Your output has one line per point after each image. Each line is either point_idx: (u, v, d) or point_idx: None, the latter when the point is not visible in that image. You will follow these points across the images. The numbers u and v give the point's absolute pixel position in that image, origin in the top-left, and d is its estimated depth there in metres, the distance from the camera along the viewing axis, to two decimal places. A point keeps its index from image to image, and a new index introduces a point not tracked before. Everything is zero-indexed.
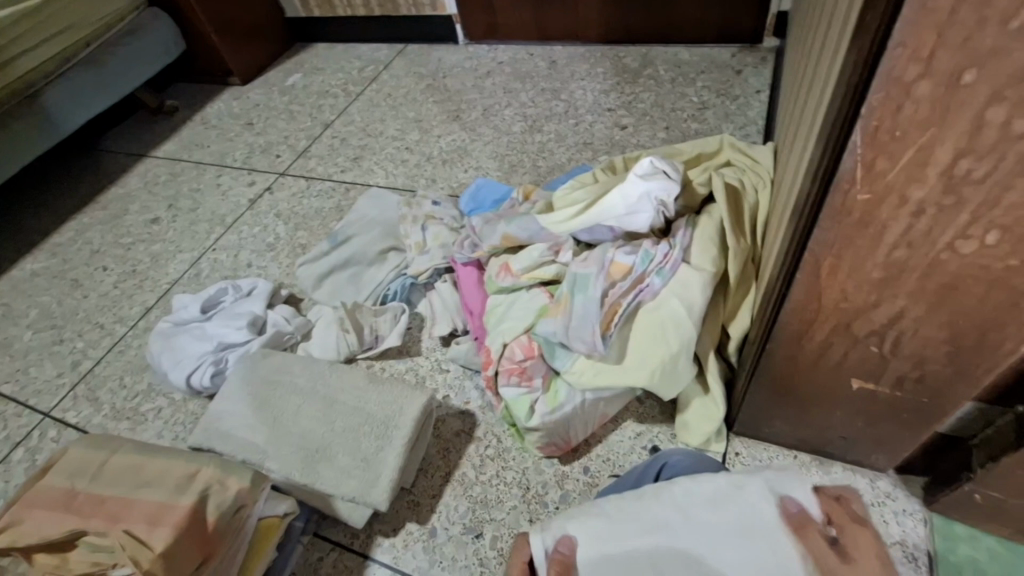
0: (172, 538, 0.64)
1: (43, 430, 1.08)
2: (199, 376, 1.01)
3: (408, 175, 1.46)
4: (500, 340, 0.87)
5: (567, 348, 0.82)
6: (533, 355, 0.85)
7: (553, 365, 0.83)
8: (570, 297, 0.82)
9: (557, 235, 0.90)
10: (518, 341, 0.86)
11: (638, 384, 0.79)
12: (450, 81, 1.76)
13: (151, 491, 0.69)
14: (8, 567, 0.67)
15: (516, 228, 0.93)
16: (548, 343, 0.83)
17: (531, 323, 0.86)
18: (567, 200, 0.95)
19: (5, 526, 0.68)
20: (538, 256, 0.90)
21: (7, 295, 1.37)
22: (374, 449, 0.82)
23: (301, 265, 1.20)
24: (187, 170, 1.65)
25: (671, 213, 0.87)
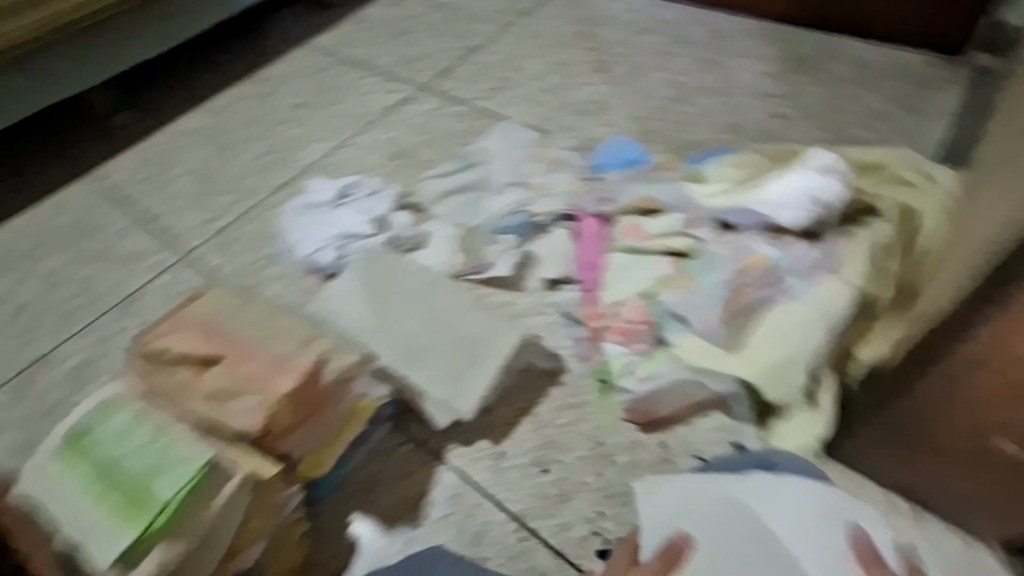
0: (294, 386, 0.72)
1: (179, 267, 1.21)
2: (322, 256, 1.09)
3: (543, 116, 1.44)
4: (614, 297, 0.89)
5: (681, 322, 0.82)
6: (642, 321, 0.85)
7: (662, 335, 0.83)
8: (697, 276, 0.84)
9: (699, 210, 0.91)
10: (633, 304, 0.87)
11: (741, 377, 0.79)
12: (604, 31, 1.71)
13: (274, 344, 0.76)
14: (151, 370, 0.76)
15: (656, 193, 0.95)
16: (661, 314, 0.84)
17: (651, 288, 0.86)
18: (720, 175, 0.94)
19: (157, 338, 0.77)
20: (673, 227, 0.91)
21: (166, 142, 1.52)
22: (467, 365, 0.87)
23: (426, 178, 1.23)
24: (336, 65, 1.72)
25: (823, 215, 0.84)
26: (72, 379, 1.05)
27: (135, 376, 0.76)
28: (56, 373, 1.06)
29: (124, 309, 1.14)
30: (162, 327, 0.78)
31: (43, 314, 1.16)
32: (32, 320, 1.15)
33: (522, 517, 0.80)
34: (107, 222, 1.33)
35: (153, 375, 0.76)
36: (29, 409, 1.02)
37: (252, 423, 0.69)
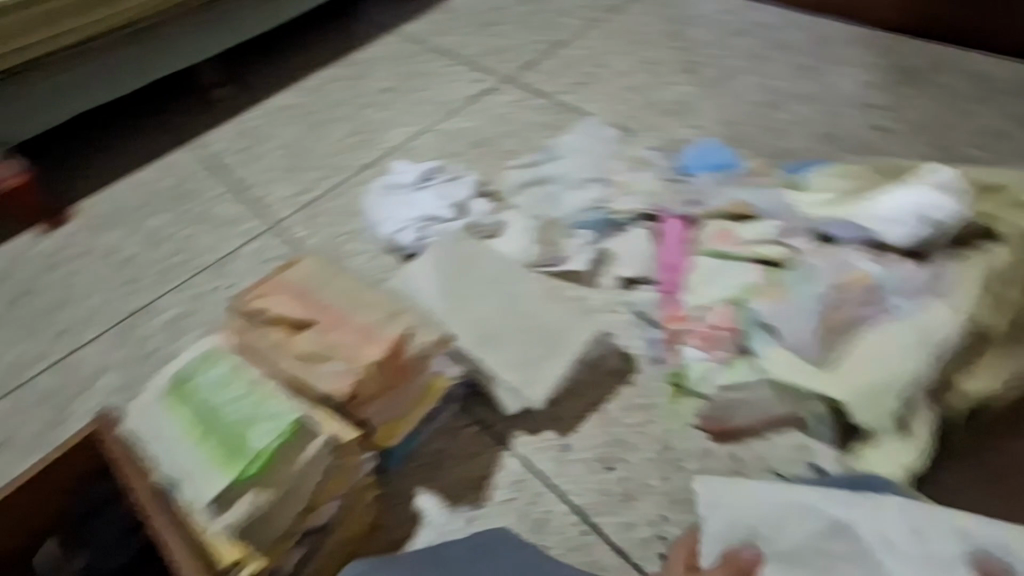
0: (382, 355, 0.75)
1: (270, 235, 1.28)
2: (403, 235, 1.12)
3: (627, 115, 1.42)
4: (697, 300, 0.87)
5: (771, 332, 0.80)
6: (727, 328, 0.82)
7: (747, 344, 0.81)
8: (791, 287, 0.81)
9: (798, 220, 0.89)
10: (718, 310, 0.84)
11: (830, 395, 0.75)
12: (695, 32, 1.66)
13: (364, 313, 0.79)
14: (250, 327, 0.81)
15: (752, 198, 0.93)
16: (749, 322, 0.81)
17: (738, 295, 0.84)
18: (822, 183, 0.92)
19: (257, 297, 0.82)
20: (767, 234, 0.89)
21: (264, 117, 1.61)
22: (540, 354, 0.88)
23: (508, 168, 1.24)
24: (425, 52, 1.76)
25: (938, 233, 0.80)
26: (169, 329, 1.13)
27: (234, 332, 0.81)
28: (155, 322, 1.14)
29: (218, 270, 1.22)
30: (259, 288, 0.83)
31: (146, 267, 1.25)
32: (137, 272, 1.25)
33: (585, 511, 0.80)
34: (207, 188, 1.42)
35: (249, 332, 0.81)
36: (130, 352, 1.10)
37: (340, 386, 0.73)
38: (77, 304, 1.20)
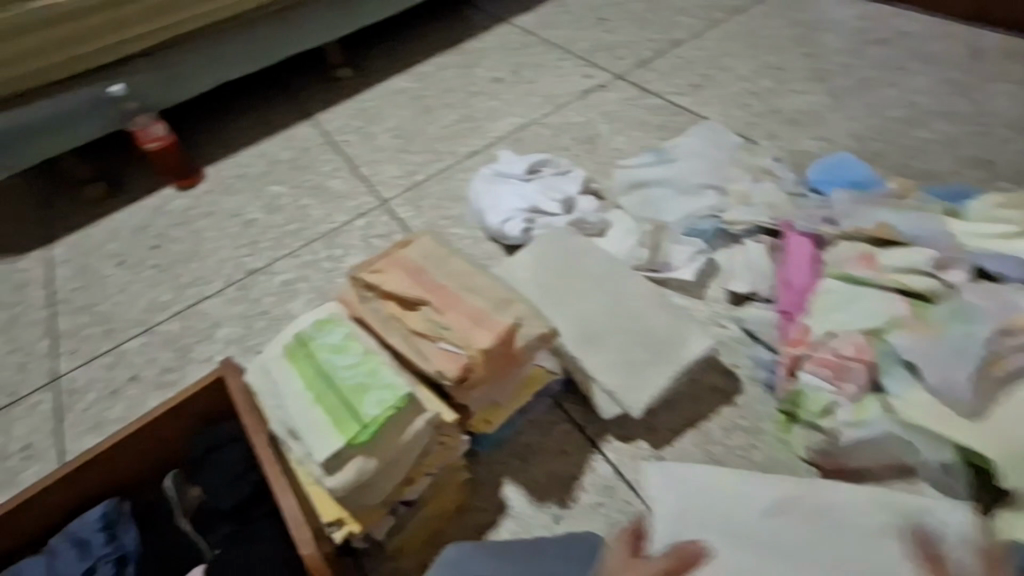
0: (492, 343, 0.74)
1: (377, 213, 1.33)
2: (508, 226, 1.12)
3: (748, 121, 1.35)
4: (824, 326, 0.81)
5: (912, 371, 0.74)
6: (862, 360, 0.76)
7: (882, 381, 0.75)
8: (940, 325, 0.75)
9: (954, 252, 0.82)
10: (851, 340, 0.78)
11: (975, 450, 0.69)
12: (829, 37, 1.55)
13: (476, 297, 0.79)
14: (367, 299, 0.84)
15: (902, 223, 0.87)
16: (888, 358, 0.76)
17: (876, 326, 0.78)
18: (985, 213, 0.87)
19: (377, 271, 0.85)
20: (916, 264, 0.82)
21: (379, 99, 1.67)
22: (645, 361, 0.84)
23: (619, 167, 1.21)
24: (537, 45, 1.76)
25: None
26: (281, 292, 1.20)
27: (351, 301, 0.85)
28: (269, 284, 1.22)
29: (328, 241, 1.28)
30: (376, 263, 0.86)
31: (264, 232, 1.34)
32: (256, 235, 1.34)
33: None
34: (322, 162, 1.50)
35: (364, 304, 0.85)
36: (245, 309, 1.18)
37: (450, 367, 0.74)
38: (203, 259, 1.31)
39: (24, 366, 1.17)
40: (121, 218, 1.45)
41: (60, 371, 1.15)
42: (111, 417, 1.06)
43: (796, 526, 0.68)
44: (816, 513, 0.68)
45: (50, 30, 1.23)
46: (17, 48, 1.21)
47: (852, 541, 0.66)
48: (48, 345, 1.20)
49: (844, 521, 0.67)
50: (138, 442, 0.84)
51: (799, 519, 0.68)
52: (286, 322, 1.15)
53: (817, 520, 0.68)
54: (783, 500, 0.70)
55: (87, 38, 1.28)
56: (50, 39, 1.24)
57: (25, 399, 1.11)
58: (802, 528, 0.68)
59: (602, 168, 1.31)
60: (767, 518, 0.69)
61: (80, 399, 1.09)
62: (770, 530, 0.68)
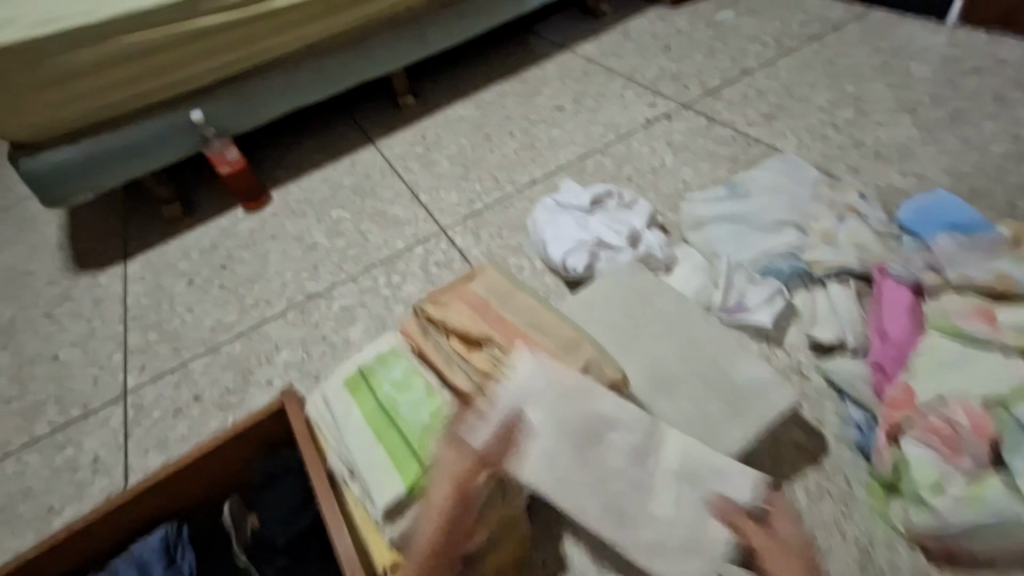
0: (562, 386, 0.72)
1: (437, 240, 1.32)
2: (570, 258, 1.08)
3: (827, 154, 1.27)
4: (934, 390, 0.73)
5: None
6: (980, 432, 0.68)
7: (1005, 458, 0.66)
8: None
9: None
10: (966, 408, 0.70)
11: None
12: (915, 66, 1.46)
13: (545, 337, 0.78)
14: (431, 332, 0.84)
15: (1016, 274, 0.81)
16: (1013, 432, 0.67)
17: (998, 394, 0.70)
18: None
19: (442, 303, 0.84)
20: None
21: (440, 126, 1.69)
22: (720, 414, 0.78)
23: (687, 200, 1.16)
24: (599, 73, 1.74)
25: None
26: (340, 318, 1.21)
27: (413, 333, 0.84)
28: (329, 309, 1.23)
29: (387, 268, 1.29)
30: (440, 296, 0.85)
31: (326, 256, 1.37)
32: (318, 259, 1.36)
33: None
34: (384, 188, 1.52)
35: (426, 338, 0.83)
36: (305, 333, 1.20)
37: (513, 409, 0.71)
38: (267, 281, 1.34)
39: (97, 379, 1.22)
40: (193, 238, 1.51)
41: (129, 386, 1.19)
42: (173, 435, 1.08)
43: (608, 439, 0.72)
44: (641, 440, 0.72)
45: (141, 61, 1.31)
46: (112, 77, 1.30)
47: (657, 468, 0.72)
48: (120, 360, 1.25)
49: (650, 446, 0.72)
50: (198, 467, 0.85)
51: (620, 439, 0.72)
52: (344, 349, 1.15)
53: (634, 442, 0.72)
54: (613, 416, 0.72)
55: (173, 67, 1.35)
56: (141, 69, 1.32)
57: (96, 412, 1.15)
58: (622, 444, 0.71)
59: (669, 201, 1.26)
60: (584, 423, 0.71)
61: (145, 415, 1.13)
62: (584, 437, 0.70)
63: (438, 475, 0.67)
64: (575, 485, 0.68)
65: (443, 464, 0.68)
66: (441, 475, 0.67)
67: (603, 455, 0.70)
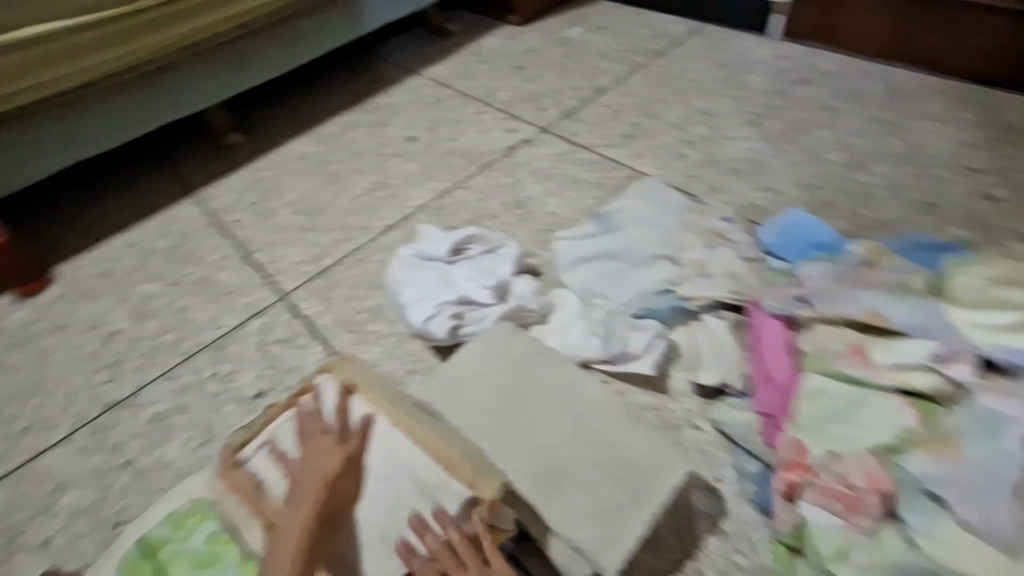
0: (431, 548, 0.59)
1: (278, 310, 1.10)
2: (434, 324, 0.93)
3: (687, 173, 1.26)
4: (826, 445, 0.66)
5: (936, 501, 0.59)
6: (875, 489, 0.62)
7: (902, 514, 0.60)
8: (962, 437, 0.61)
9: (959, 344, 0.68)
10: (858, 462, 0.64)
11: None
12: (753, 78, 1.51)
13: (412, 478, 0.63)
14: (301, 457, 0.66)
15: (895, 310, 0.73)
16: (909, 485, 0.61)
17: (886, 443, 0.64)
18: (981, 297, 0.71)
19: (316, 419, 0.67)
20: (916, 358, 0.68)
21: (275, 168, 1.45)
22: (617, 502, 0.68)
23: (555, 240, 1.07)
24: (453, 98, 1.62)
25: None
26: (150, 432, 0.95)
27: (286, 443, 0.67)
28: (135, 422, 0.97)
29: (214, 354, 1.04)
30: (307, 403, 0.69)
31: (131, 348, 1.08)
32: (120, 353, 1.07)
33: None
34: (208, 249, 1.26)
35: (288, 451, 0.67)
36: (103, 462, 0.92)
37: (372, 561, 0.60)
38: (48, 393, 1.03)
39: None
40: None
41: None
42: None
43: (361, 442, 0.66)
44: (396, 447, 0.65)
45: None
46: None
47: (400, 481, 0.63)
48: None
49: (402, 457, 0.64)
50: None
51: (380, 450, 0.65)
52: (155, 476, 0.90)
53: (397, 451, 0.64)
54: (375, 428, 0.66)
55: None
56: None
57: None
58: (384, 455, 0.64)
59: (539, 238, 1.16)
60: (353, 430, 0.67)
61: None
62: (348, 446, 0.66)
63: (303, 459, 0.64)
64: None
65: (305, 449, 0.65)
66: (314, 468, 0.63)
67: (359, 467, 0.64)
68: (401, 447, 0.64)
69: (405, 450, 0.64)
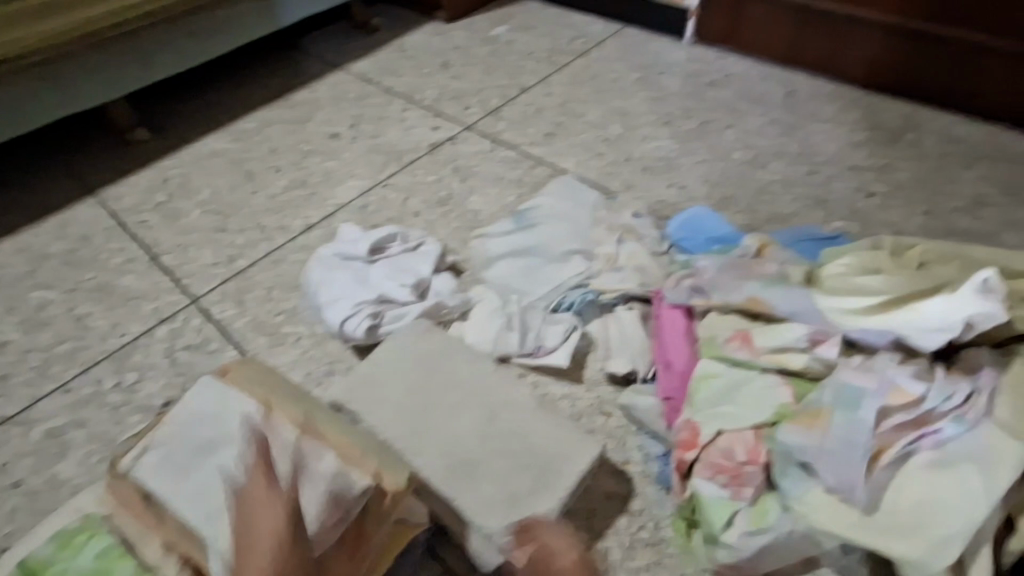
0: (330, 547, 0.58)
1: (188, 315, 1.05)
2: (350, 324, 0.92)
3: (604, 171, 1.30)
4: (716, 424, 0.71)
5: (806, 468, 0.65)
6: (756, 462, 0.68)
7: (778, 483, 0.66)
8: (831, 410, 0.66)
9: (827, 325, 0.74)
10: (741, 438, 0.69)
11: (903, 555, 0.60)
12: (667, 80, 1.58)
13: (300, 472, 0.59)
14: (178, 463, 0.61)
15: (773, 296, 0.78)
16: (785, 455, 0.66)
17: (767, 420, 0.70)
18: (849, 283, 0.78)
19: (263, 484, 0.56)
20: (791, 340, 0.74)
21: (186, 165, 1.38)
22: (525, 489, 0.70)
23: (473, 238, 1.09)
24: (376, 94, 1.59)
25: (973, 334, 0.70)
26: (42, 449, 0.89)
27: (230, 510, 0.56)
28: (25, 441, 0.90)
29: (116, 364, 0.99)
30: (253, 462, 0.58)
31: (21, 361, 1.00)
32: (8, 367, 0.99)
33: None
34: (109, 252, 1.18)
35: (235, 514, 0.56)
36: None
37: None
38: None
39: None
40: None
41: None
42: None
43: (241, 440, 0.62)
44: (280, 442, 0.61)
45: None
46: None
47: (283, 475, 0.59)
48: None
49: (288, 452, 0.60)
50: None
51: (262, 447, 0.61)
52: (49, 495, 0.84)
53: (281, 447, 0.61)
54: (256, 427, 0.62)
55: None
56: None
57: None
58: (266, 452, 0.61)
59: (461, 236, 1.17)
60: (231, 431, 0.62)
61: None
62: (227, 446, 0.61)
63: (246, 532, 0.54)
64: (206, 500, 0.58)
65: (249, 518, 0.54)
66: (262, 542, 0.53)
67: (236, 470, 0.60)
68: (286, 441, 0.61)
69: (291, 443, 0.61)
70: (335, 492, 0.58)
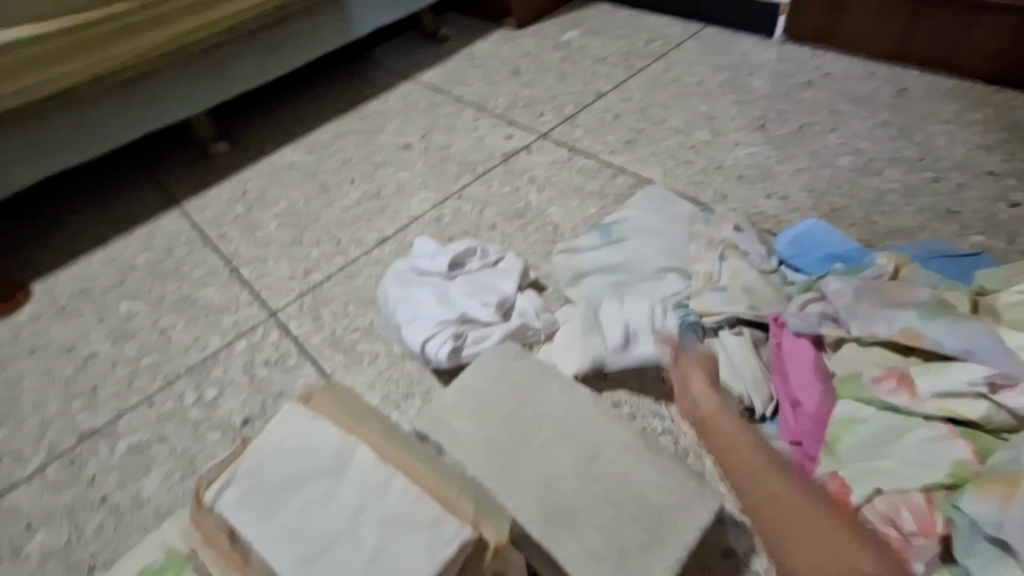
0: None
1: (266, 330, 1.04)
2: (432, 345, 0.87)
3: (692, 180, 1.21)
4: (869, 482, 0.63)
5: (1003, 549, 0.54)
6: (930, 533, 0.58)
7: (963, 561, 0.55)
8: None
9: (1011, 369, 0.64)
10: (906, 502, 0.61)
11: None
12: (756, 81, 1.46)
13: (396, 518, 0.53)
14: (260, 499, 0.56)
15: (938, 333, 0.69)
16: (970, 529, 0.56)
17: (941, 482, 0.60)
18: None
19: None
20: (962, 385, 0.64)
21: (264, 178, 1.39)
22: (635, 542, 0.62)
23: (556, 253, 1.02)
24: (447, 104, 1.56)
25: None
26: (127, 464, 0.88)
27: None
28: (111, 455, 0.90)
29: (198, 377, 0.98)
30: None
31: (108, 372, 1.01)
32: (97, 379, 1.01)
33: None
34: (192, 265, 1.19)
35: None
36: (77, 495, 0.86)
37: None
38: (19, 423, 0.96)
39: None
40: None
41: None
42: None
43: (330, 476, 0.57)
44: (371, 482, 0.56)
45: None
46: None
47: (376, 520, 0.53)
48: None
49: (381, 494, 0.55)
50: None
51: (350, 486, 0.56)
52: (133, 513, 0.83)
53: (372, 488, 0.55)
54: (344, 462, 0.57)
55: None
56: None
57: None
58: (354, 493, 0.55)
59: (540, 250, 1.11)
60: (320, 464, 0.58)
61: None
62: (315, 483, 0.57)
63: None
64: (292, 544, 0.53)
65: None
66: None
67: (326, 510, 0.55)
68: (379, 481, 0.55)
69: (384, 482, 0.55)
70: (434, 545, 0.51)
